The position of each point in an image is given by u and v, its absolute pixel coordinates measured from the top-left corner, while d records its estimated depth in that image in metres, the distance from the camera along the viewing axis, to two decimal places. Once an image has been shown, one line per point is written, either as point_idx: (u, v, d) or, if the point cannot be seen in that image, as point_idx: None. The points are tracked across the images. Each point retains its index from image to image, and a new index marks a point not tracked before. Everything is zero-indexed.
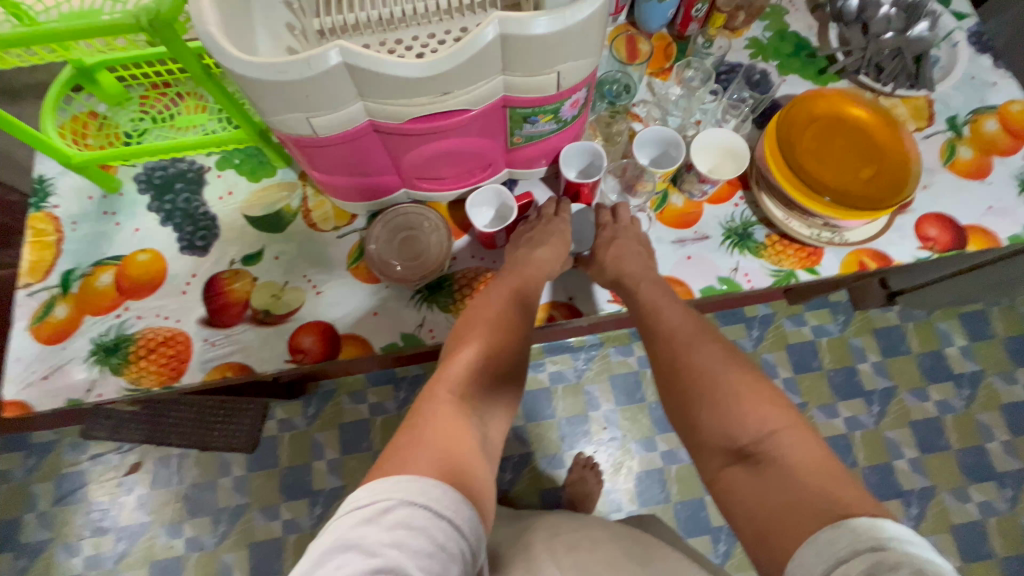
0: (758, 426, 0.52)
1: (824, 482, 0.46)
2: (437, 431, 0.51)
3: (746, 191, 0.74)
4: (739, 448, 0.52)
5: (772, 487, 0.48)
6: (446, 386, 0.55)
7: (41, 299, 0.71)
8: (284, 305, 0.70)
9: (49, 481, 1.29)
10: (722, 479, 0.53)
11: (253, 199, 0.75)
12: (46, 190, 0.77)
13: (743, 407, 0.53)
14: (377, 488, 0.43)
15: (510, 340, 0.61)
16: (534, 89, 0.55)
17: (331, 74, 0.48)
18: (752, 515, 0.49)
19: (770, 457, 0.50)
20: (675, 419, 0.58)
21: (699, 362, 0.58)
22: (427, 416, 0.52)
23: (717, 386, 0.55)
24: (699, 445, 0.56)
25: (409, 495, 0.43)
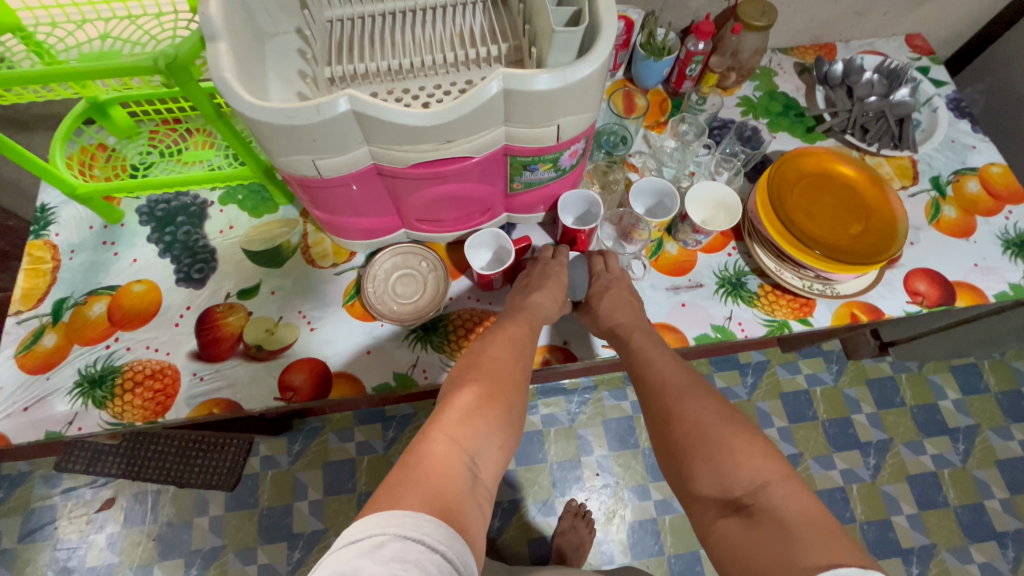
0: (753, 476, 0.48)
1: (823, 535, 0.42)
2: (431, 471, 0.48)
3: (739, 242, 0.75)
4: (733, 500, 0.48)
5: (764, 540, 0.43)
6: (441, 426, 0.52)
7: (31, 327, 0.70)
8: (276, 341, 0.70)
9: (16, 515, 1.23)
10: (715, 535, 0.47)
11: (254, 233, 0.76)
12: (48, 218, 0.77)
13: (737, 457, 0.49)
14: (368, 525, 0.41)
15: (509, 382, 0.59)
16: (534, 140, 0.57)
17: (339, 120, 0.49)
18: (744, 573, 0.43)
19: (764, 509, 0.45)
20: (667, 469, 0.54)
21: (691, 409, 0.54)
22: (419, 457, 0.49)
23: (709, 434, 0.51)
24: (690, 496, 0.51)
25: (403, 530, 0.41)
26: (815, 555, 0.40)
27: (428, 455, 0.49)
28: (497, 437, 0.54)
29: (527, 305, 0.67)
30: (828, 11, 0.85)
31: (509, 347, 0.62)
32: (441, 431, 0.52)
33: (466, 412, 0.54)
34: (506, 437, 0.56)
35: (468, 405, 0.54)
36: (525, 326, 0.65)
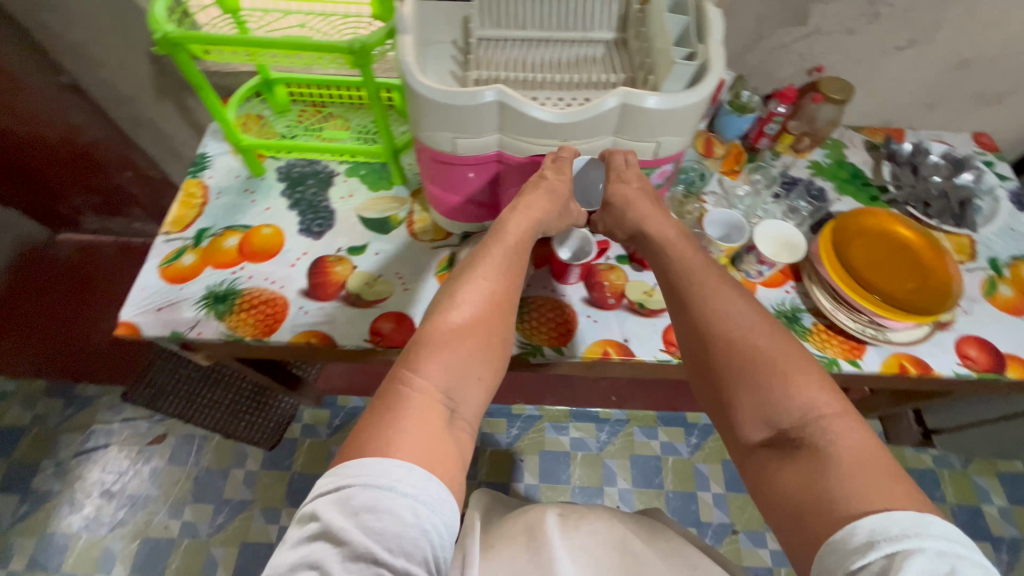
0: (803, 411, 0.51)
1: (874, 475, 0.46)
2: (412, 420, 0.51)
3: (797, 283, 0.81)
4: (778, 430, 0.52)
5: (805, 474, 0.48)
6: (422, 372, 0.54)
7: (175, 246, 0.83)
8: (374, 293, 0.80)
9: (78, 433, 1.34)
10: (756, 458, 0.53)
11: (369, 204, 0.88)
12: (205, 164, 0.92)
13: (789, 391, 0.52)
14: (345, 473, 0.47)
15: (488, 316, 0.60)
16: (634, 152, 0.68)
17: (486, 107, 0.61)
18: (786, 498, 0.49)
19: (812, 442, 0.49)
20: (710, 399, 0.58)
21: (743, 343, 0.55)
22: (396, 402, 0.52)
23: (762, 368, 0.54)
24: (732, 423, 0.55)
25: (372, 480, 0.45)
26: (866, 499, 0.45)
27: (409, 401, 0.52)
28: (476, 367, 0.57)
29: (514, 239, 0.66)
30: (899, 98, 0.94)
31: (495, 281, 0.62)
32: (420, 379, 0.54)
33: (444, 354, 0.56)
34: (486, 367, 0.58)
35: (445, 345, 0.56)
36: (514, 258, 0.65)
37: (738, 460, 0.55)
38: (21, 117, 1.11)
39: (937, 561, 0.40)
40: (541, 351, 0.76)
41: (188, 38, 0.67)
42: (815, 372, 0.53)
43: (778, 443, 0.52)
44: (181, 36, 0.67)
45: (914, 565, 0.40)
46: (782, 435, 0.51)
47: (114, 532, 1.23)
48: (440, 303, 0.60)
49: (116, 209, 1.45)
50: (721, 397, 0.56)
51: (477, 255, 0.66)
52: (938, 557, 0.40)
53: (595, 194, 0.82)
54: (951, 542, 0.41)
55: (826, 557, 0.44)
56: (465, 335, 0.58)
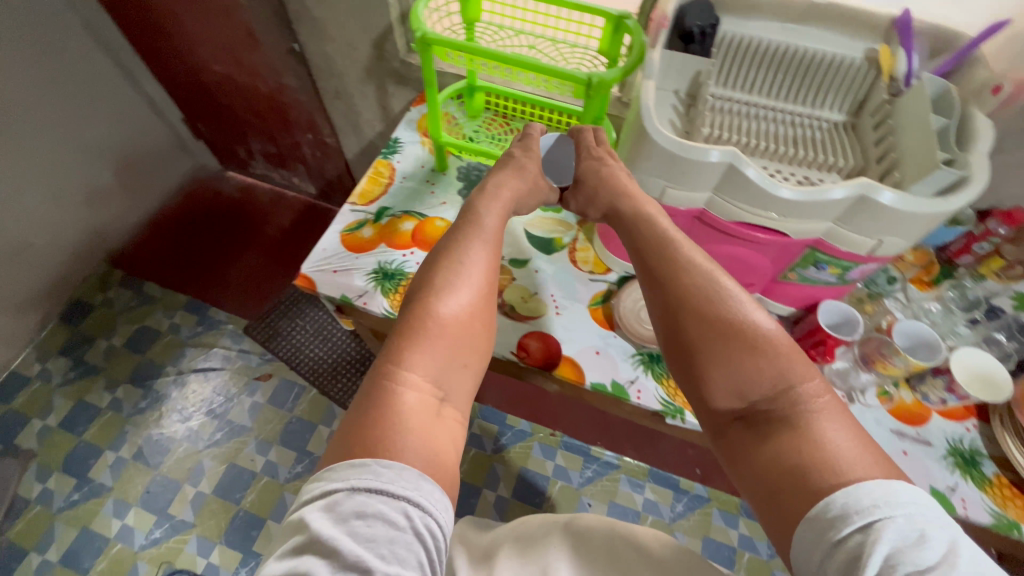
0: (773, 382, 0.55)
1: (847, 446, 0.50)
2: (409, 425, 0.53)
3: (981, 422, 0.72)
4: (749, 404, 0.55)
5: (778, 450, 0.52)
6: (412, 370, 0.56)
7: (358, 217, 0.90)
8: (527, 309, 0.81)
9: (200, 351, 1.47)
10: (730, 432, 0.57)
11: (537, 221, 0.91)
12: (396, 148, 0.99)
13: (763, 366, 0.55)
14: (335, 477, 0.49)
15: (477, 308, 0.62)
16: (848, 244, 0.64)
17: (714, 167, 0.61)
18: (762, 476, 0.52)
19: (783, 416, 0.53)
20: (682, 375, 0.60)
21: (728, 320, 0.57)
22: (386, 395, 0.54)
23: (741, 342, 0.56)
24: (703, 399, 0.59)
25: (363, 483, 0.48)
26: (848, 471, 0.48)
27: (404, 399, 0.54)
28: (461, 351, 0.60)
29: (491, 228, 0.69)
30: None
31: (484, 261, 0.65)
32: (411, 376, 0.56)
33: (428, 347, 0.58)
34: (472, 355, 0.61)
35: (433, 336, 0.58)
36: (496, 246, 0.68)
37: (712, 433, 0.59)
38: (246, 69, 1.26)
39: (907, 530, 0.44)
40: (684, 414, 0.73)
41: (444, 43, 0.73)
42: (785, 345, 0.56)
43: (751, 417, 0.56)
44: (437, 39, 0.73)
45: (887, 536, 0.44)
46: (755, 409, 0.55)
47: (209, 450, 1.33)
48: (426, 293, 0.62)
49: (284, 162, 1.60)
50: (695, 376, 0.59)
51: (456, 244, 0.67)
52: (909, 528, 0.44)
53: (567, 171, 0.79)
54: (918, 506, 0.45)
55: (806, 533, 0.47)
56: (448, 327, 0.60)
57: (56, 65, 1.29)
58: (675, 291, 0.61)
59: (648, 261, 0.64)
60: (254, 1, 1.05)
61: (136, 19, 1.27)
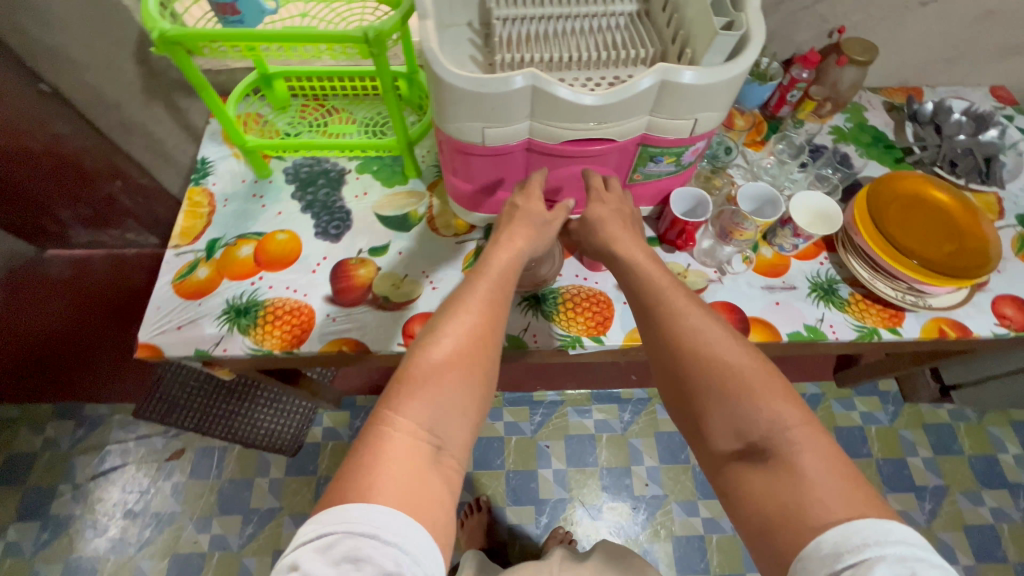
0: (771, 423, 0.50)
1: (843, 490, 0.45)
2: (396, 469, 0.48)
3: (831, 253, 0.80)
4: (746, 443, 0.51)
5: (771, 488, 0.48)
6: (405, 414, 0.52)
7: (187, 259, 0.79)
8: (402, 295, 0.77)
9: (91, 455, 1.31)
10: (727, 471, 0.52)
11: (386, 201, 0.85)
12: (206, 170, 0.87)
13: (760, 404, 0.51)
14: (328, 519, 0.44)
15: (475, 347, 0.58)
16: (671, 131, 0.64)
17: (515, 93, 0.57)
18: (755, 514, 0.48)
19: (780, 456, 0.48)
20: (683, 412, 0.57)
21: (710, 361, 0.54)
22: (377, 444, 0.50)
23: (735, 384, 0.52)
24: (701, 434, 0.55)
25: (358, 526, 0.44)
26: (838, 513, 0.44)
27: (393, 445, 0.50)
28: (456, 397, 0.55)
29: (499, 272, 0.64)
30: (918, 59, 0.93)
31: (484, 306, 0.61)
32: (405, 419, 0.51)
33: (429, 387, 0.54)
34: (471, 400, 0.56)
35: (432, 382, 0.54)
36: (504, 292, 0.63)
37: (712, 472, 0.54)
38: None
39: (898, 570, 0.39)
40: (581, 342, 0.75)
41: (187, 37, 0.63)
42: (765, 372, 0.53)
43: (748, 454, 0.51)
44: (179, 34, 0.62)
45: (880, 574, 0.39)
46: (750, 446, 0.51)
47: (143, 551, 1.21)
48: (427, 330, 0.59)
49: (106, 222, 1.39)
50: (692, 407, 0.55)
51: (461, 289, 0.63)
52: (899, 566, 0.39)
53: None
54: (904, 538, 0.41)
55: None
56: (447, 372, 0.55)
57: None
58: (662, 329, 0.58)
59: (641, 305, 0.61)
60: None
61: None
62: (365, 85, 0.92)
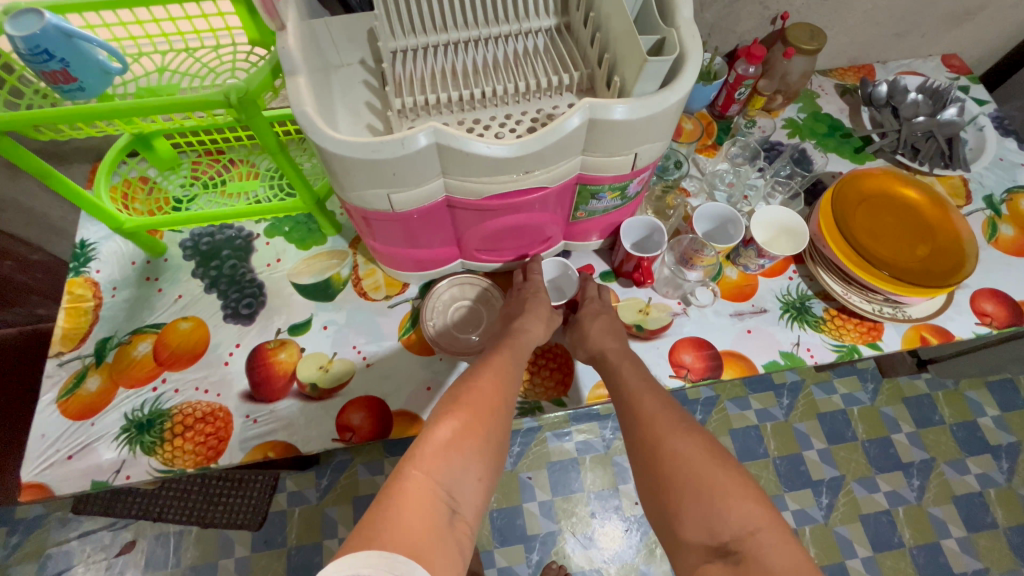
0: (745, 522, 0.43)
1: None
2: (410, 522, 0.41)
3: (799, 265, 0.74)
4: (721, 541, 0.43)
5: None
6: (424, 463, 0.46)
7: (73, 370, 0.67)
8: (332, 378, 0.67)
9: (31, 562, 1.18)
10: None
11: (304, 266, 0.74)
12: (88, 254, 0.75)
13: (731, 502, 0.44)
14: (349, 560, 0.36)
15: (494, 419, 0.52)
16: (610, 169, 0.56)
17: (418, 154, 0.48)
18: None
19: (754, 560, 0.41)
20: (650, 506, 0.49)
21: (684, 449, 0.49)
22: (391, 494, 0.43)
23: (709, 477, 0.46)
24: (669, 540, 0.46)
25: (379, 571, 0.36)
26: None
27: (409, 497, 0.43)
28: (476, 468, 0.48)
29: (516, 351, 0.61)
30: (868, 36, 0.86)
31: (499, 377, 0.56)
32: (425, 470, 0.45)
33: (454, 446, 0.48)
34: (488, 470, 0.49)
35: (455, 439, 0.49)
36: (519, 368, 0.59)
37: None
38: None
39: None
40: (541, 407, 0.67)
41: (1, 124, 0.51)
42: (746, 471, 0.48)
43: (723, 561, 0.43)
44: None
45: None
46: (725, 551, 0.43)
47: None
48: (448, 398, 0.53)
49: None
50: (660, 505, 0.48)
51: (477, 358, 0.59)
52: None
53: (21, 19, 0.50)
54: None
55: None
56: (463, 435, 0.49)
57: None
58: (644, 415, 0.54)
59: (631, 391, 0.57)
60: None
61: None
62: None
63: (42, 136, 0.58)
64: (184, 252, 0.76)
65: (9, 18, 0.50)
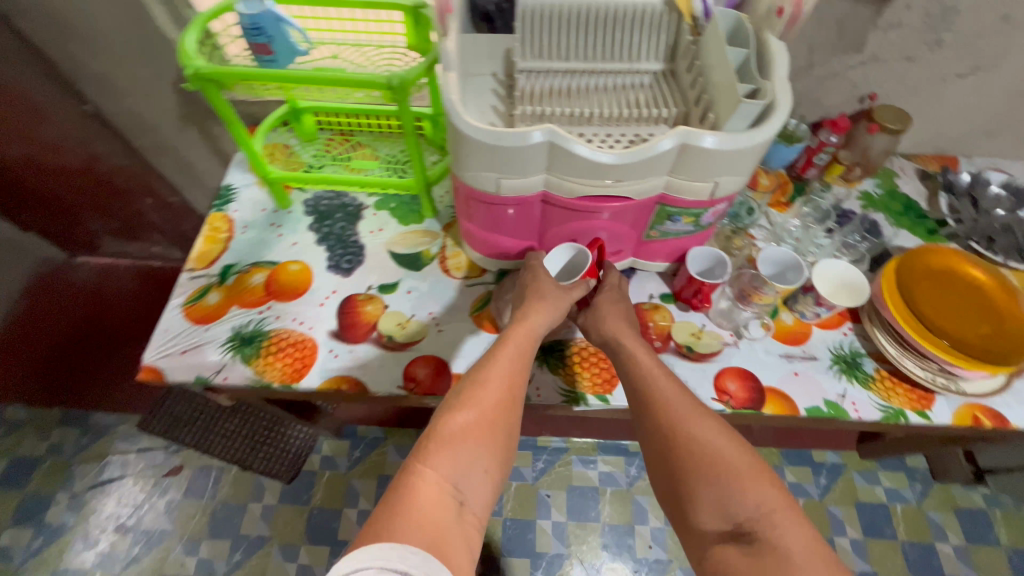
0: (759, 504, 0.48)
1: None
2: (424, 519, 0.46)
3: (855, 324, 0.76)
4: (735, 524, 0.48)
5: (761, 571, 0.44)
6: (433, 464, 0.50)
7: (200, 284, 0.80)
8: (407, 335, 0.75)
9: (92, 464, 1.31)
10: (711, 558, 0.48)
11: (400, 239, 0.85)
12: (230, 196, 0.89)
13: (744, 488, 0.49)
14: (363, 553, 0.41)
15: (501, 410, 0.56)
16: (690, 193, 0.63)
17: (532, 147, 0.57)
18: None
19: (766, 540, 0.46)
20: (665, 495, 0.54)
21: (701, 440, 0.53)
22: (403, 493, 0.47)
23: (722, 464, 0.51)
24: (685, 518, 0.51)
25: (390, 563, 0.41)
26: None
27: (419, 496, 0.47)
28: (482, 460, 0.53)
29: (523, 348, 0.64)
30: (957, 128, 0.90)
31: (512, 369, 0.60)
32: (433, 471, 0.50)
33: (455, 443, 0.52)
34: (495, 463, 0.54)
35: (459, 438, 0.53)
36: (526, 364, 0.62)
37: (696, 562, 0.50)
38: (44, 145, 1.09)
39: None
40: (587, 399, 0.73)
41: (219, 75, 0.65)
42: (755, 462, 0.51)
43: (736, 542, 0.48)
44: (212, 71, 0.64)
45: None
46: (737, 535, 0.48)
47: (130, 569, 1.20)
48: (457, 394, 0.58)
49: (134, 233, 1.43)
50: (679, 487, 0.52)
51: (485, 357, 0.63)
52: None
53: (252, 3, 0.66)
54: None
55: None
56: (469, 433, 0.53)
57: None
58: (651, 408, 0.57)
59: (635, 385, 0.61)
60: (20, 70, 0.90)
61: None
62: (391, 124, 0.94)
63: (235, 92, 0.72)
64: (306, 210, 0.89)
65: (242, 1, 0.66)
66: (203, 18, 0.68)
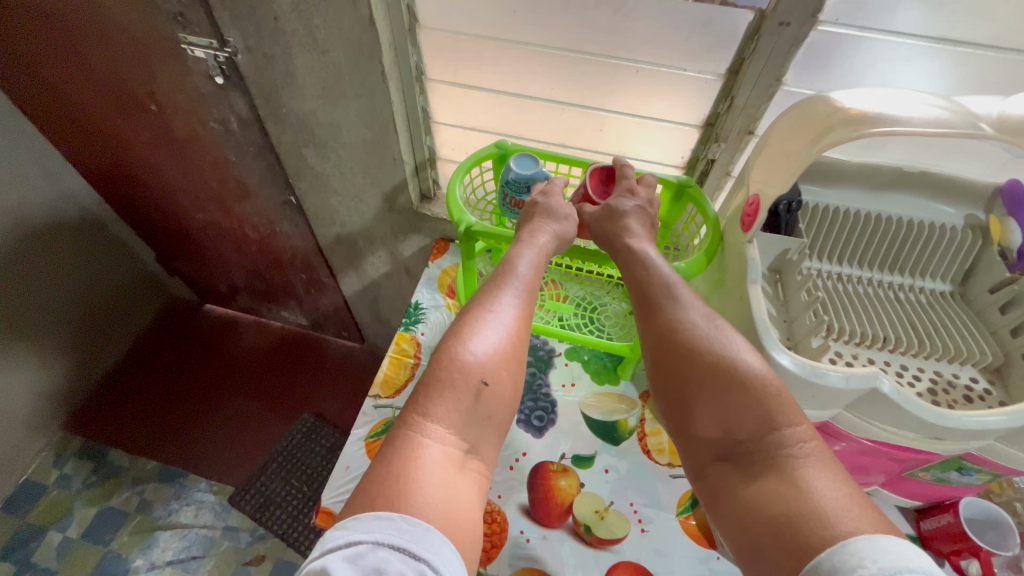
0: (763, 420, 0.44)
1: None
2: (434, 482, 0.39)
3: None
4: (735, 439, 0.45)
5: (764, 490, 0.42)
6: (438, 419, 0.42)
7: (384, 415, 0.75)
8: (607, 529, 0.66)
9: (177, 532, 1.24)
10: (714, 472, 0.47)
11: (594, 401, 0.78)
12: (418, 316, 0.87)
13: (752, 402, 0.45)
14: (359, 525, 0.35)
15: (513, 353, 0.47)
16: (1011, 460, 0.53)
17: (847, 389, 0.50)
18: (744, 520, 0.42)
19: (768, 456, 0.43)
20: (666, 406, 0.51)
21: (710, 362, 0.47)
22: (408, 455, 0.40)
23: (726, 375, 0.46)
24: (688, 431, 0.49)
25: (385, 535, 0.34)
26: None
27: (426, 455, 0.40)
28: (494, 401, 0.45)
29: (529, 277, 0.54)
30: None
31: (517, 312, 0.50)
32: (440, 427, 0.42)
33: (460, 392, 0.43)
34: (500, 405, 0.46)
35: (467, 384, 0.44)
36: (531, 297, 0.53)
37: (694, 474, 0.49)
38: (232, 216, 1.13)
39: None
40: None
41: (487, 232, 0.64)
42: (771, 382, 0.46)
43: (734, 457, 0.45)
44: (484, 231, 0.63)
45: None
46: (738, 449, 0.45)
47: None
48: (454, 332, 0.48)
49: (272, 297, 1.45)
50: (683, 403, 0.48)
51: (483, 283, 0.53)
52: None
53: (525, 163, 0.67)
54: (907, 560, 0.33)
55: None
56: (479, 380, 0.44)
57: (26, 231, 1.16)
58: (659, 321, 0.51)
59: (641, 290, 0.54)
60: (248, 160, 0.94)
61: (106, 169, 1.12)
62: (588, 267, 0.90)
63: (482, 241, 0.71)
64: None
65: (515, 158, 0.68)
66: (468, 165, 0.68)
